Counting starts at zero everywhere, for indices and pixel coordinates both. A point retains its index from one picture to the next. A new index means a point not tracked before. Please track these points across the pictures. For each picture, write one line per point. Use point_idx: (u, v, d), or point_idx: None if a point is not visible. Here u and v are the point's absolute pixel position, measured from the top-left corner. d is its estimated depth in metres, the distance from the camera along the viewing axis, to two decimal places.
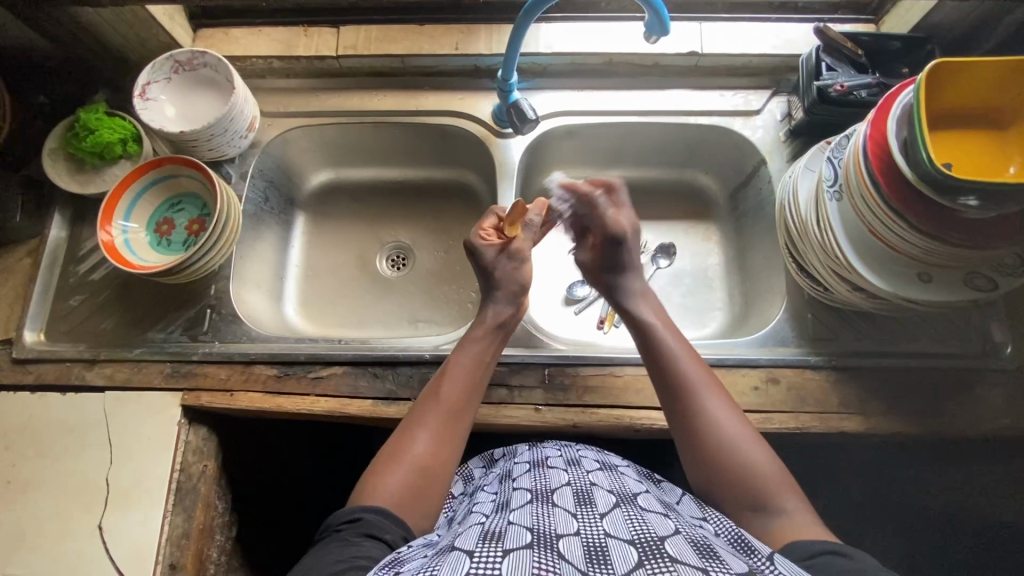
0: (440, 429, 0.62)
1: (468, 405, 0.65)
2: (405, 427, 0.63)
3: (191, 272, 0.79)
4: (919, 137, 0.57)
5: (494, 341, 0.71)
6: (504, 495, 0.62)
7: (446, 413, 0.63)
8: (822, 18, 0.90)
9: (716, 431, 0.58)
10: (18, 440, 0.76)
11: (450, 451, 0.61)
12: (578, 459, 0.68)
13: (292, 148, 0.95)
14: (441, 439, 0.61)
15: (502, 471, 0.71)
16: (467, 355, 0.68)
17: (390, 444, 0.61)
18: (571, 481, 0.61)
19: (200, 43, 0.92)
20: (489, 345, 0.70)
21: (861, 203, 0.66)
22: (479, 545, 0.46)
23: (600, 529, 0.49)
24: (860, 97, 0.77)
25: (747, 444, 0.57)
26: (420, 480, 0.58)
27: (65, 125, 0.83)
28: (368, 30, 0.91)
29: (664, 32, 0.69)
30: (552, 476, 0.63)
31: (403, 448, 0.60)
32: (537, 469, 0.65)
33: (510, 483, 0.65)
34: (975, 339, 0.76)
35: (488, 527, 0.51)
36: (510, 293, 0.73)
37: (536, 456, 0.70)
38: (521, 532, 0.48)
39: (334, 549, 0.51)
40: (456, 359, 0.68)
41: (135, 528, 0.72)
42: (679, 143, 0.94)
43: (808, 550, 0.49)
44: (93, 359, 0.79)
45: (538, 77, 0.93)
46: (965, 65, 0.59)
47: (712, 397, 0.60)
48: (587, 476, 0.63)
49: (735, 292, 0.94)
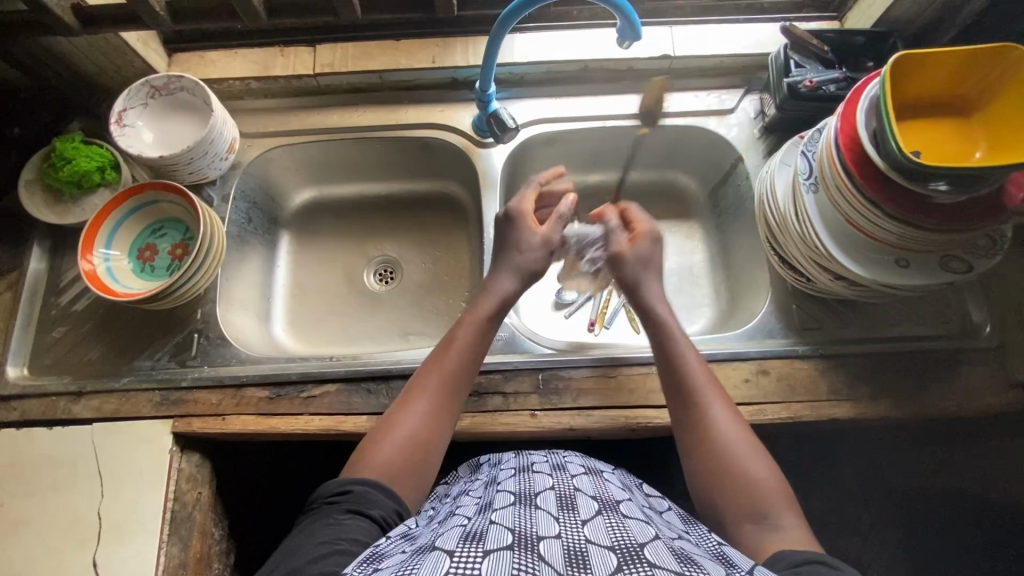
0: (436, 407, 0.62)
1: (461, 383, 0.64)
2: (399, 404, 0.63)
3: (176, 297, 0.78)
4: (888, 128, 0.59)
5: (495, 316, 0.68)
6: (487, 498, 0.61)
7: (441, 391, 0.63)
8: (787, 17, 0.92)
9: (708, 432, 0.59)
10: (5, 478, 0.74)
11: (440, 428, 0.62)
12: (564, 464, 0.67)
13: (274, 168, 0.95)
14: (433, 418, 0.62)
15: (486, 478, 0.70)
16: (470, 333, 0.66)
17: (383, 421, 0.62)
18: (555, 485, 0.60)
19: (176, 68, 0.92)
20: (490, 320, 0.68)
21: (838, 195, 0.68)
22: (458, 545, 0.44)
23: (581, 535, 0.48)
24: (829, 92, 0.79)
25: (751, 465, 0.57)
26: (409, 458, 0.59)
27: (42, 156, 0.82)
28: (344, 47, 0.91)
29: (637, 37, 0.70)
30: (538, 480, 0.62)
31: (396, 424, 0.61)
32: (522, 474, 0.64)
33: (494, 487, 0.64)
34: (955, 320, 0.78)
35: (468, 528, 0.49)
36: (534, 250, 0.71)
37: (523, 461, 0.69)
38: (501, 532, 0.47)
39: (318, 527, 0.51)
40: (456, 336, 0.66)
41: (131, 561, 0.70)
42: (657, 144, 0.95)
43: (793, 560, 0.48)
44: (79, 391, 0.78)
45: (516, 87, 0.94)
46: (927, 56, 0.62)
47: (718, 406, 0.61)
48: (571, 481, 0.62)
49: (720, 288, 0.95)
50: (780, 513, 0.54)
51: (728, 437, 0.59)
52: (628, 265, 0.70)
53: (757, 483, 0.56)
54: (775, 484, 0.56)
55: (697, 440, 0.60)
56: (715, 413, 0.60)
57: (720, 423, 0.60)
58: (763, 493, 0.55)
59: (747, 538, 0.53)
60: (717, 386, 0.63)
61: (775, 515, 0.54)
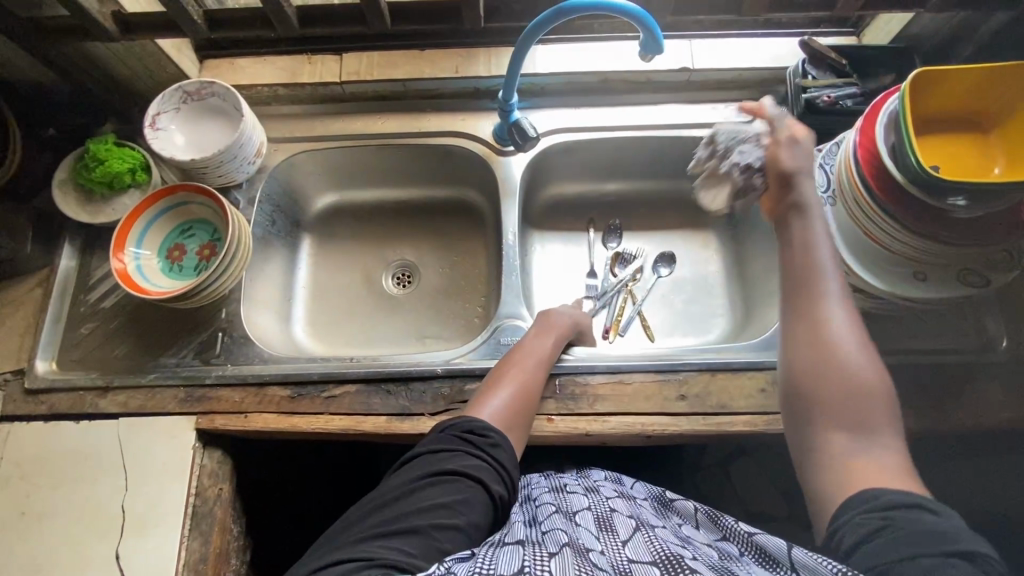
0: (521, 388, 0.71)
1: (540, 377, 0.73)
2: (487, 384, 0.71)
3: (204, 296, 0.80)
4: (907, 142, 0.60)
5: (567, 332, 0.80)
6: (527, 513, 0.65)
7: (525, 378, 0.72)
8: (806, 32, 0.94)
9: (828, 338, 0.55)
10: (32, 469, 0.76)
11: (525, 409, 0.69)
12: (597, 487, 0.69)
13: (298, 172, 0.97)
14: (517, 403, 0.69)
15: (520, 497, 0.72)
16: (546, 340, 0.77)
17: (475, 397, 0.70)
18: (592, 505, 0.63)
19: (206, 73, 0.95)
20: (562, 333, 0.79)
21: (857, 208, 0.68)
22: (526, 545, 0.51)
23: (624, 555, 0.51)
24: (847, 106, 0.80)
25: (860, 368, 0.53)
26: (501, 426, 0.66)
27: (76, 157, 0.84)
28: (371, 57, 0.94)
29: (659, 51, 0.72)
30: (574, 500, 0.65)
31: (490, 396, 0.68)
32: (558, 493, 0.68)
33: (532, 503, 0.68)
34: (972, 334, 0.78)
35: (523, 535, 0.56)
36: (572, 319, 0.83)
37: (556, 483, 0.72)
38: (557, 541, 0.53)
39: (438, 482, 0.56)
40: (536, 338, 0.77)
41: (153, 554, 0.72)
42: (674, 155, 0.97)
43: (883, 503, 0.47)
44: (106, 386, 0.80)
45: (536, 96, 0.95)
46: (947, 72, 0.63)
47: (835, 301, 0.56)
48: (607, 501, 0.64)
49: (735, 298, 0.96)
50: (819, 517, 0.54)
51: (852, 351, 0.54)
52: (793, 155, 0.62)
53: (869, 403, 0.52)
54: (886, 406, 0.52)
55: (817, 345, 0.55)
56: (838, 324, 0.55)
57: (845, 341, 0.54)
58: (872, 411, 0.52)
59: (833, 446, 0.52)
60: (847, 296, 0.57)
61: (880, 434, 0.51)
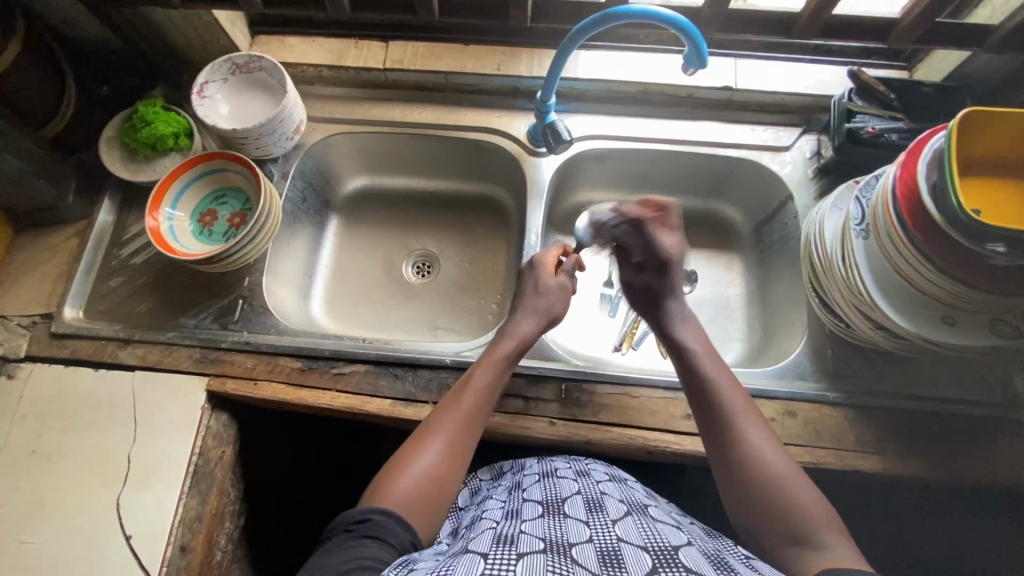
0: (452, 440, 0.64)
1: (479, 422, 0.66)
2: (421, 433, 0.65)
3: (228, 262, 0.82)
4: (949, 180, 0.58)
5: (513, 359, 0.72)
6: (515, 503, 0.63)
7: (459, 426, 0.65)
8: (856, 62, 0.92)
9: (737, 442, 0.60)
10: (49, 410, 0.79)
11: (457, 463, 0.63)
12: (588, 471, 0.69)
13: (333, 153, 0.99)
14: (448, 459, 0.63)
15: (511, 483, 0.71)
16: (488, 371, 0.69)
17: (401, 451, 0.63)
18: (582, 490, 0.62)
19: (256, 48, 0.98)
20: (508, 363, 0.71)
21: (889, 244, 0.67)
22: (493, 548, 0.48)
23: (613, 536, 0.51)
24: (890, 140, 0.78)
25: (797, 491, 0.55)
26: (428, 490, 0.60)
27: (124, 116, 0.87)
28: (415, 47, 0.96)
29: (702, 66, 0.71)
30: (564, 486, 0.64)
31: (418, 455, 0.62)
32: (548, 479, 0.67)
33: (521, 493, 0.66)
34: (998, 387, 0.76)
35: (501, 533, 0.53)
36: (541, 309, 0.76)
37: (546, 467, 0.71)
38: (534, 539, 0.50)
39: (338, 551, 0.52)
40: (480, 371, 0.69)
41: (151, 507, 0.73)
42: (707, 172, 0.96)
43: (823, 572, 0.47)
44: (126, 339, 0.82)
45: (574, 101, 0.96)
46: (1000, 115, 0.61)
47: (752, 426, 0.61)
48: (597, 486, 0.64)
49: (754, 323, 0.94)
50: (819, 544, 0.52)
51: (763, 453, 0.58)
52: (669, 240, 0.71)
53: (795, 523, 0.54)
54: (813, 500, 0.55)
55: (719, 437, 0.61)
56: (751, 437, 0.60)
57: (741, 426, 0.61)
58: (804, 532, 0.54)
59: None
60: (749, 407, 0.63)
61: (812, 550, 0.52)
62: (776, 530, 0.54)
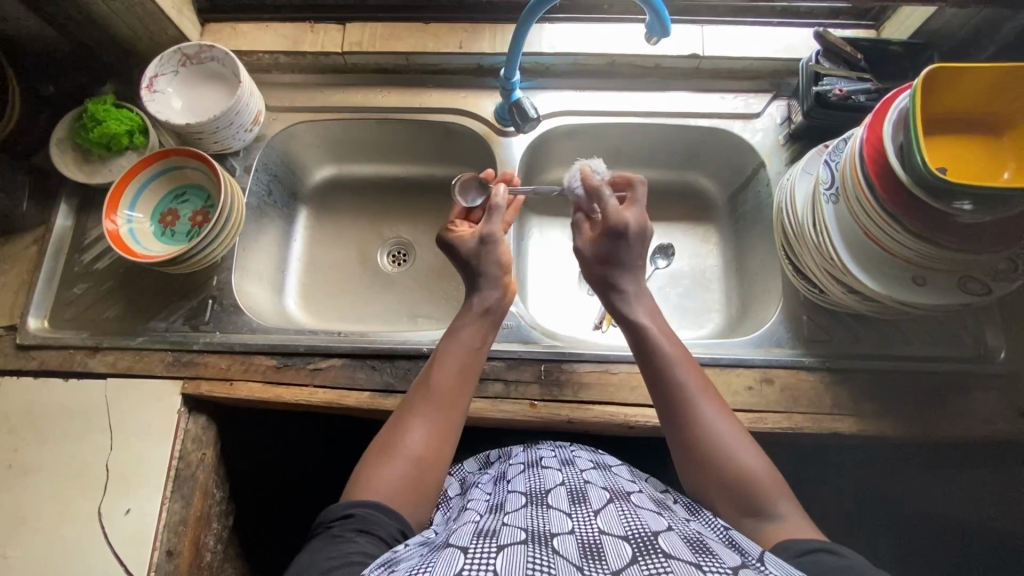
0: (433, 421, 0.63)
1: (458, 399, 0.65)
2: (398, 420, 0.63)
3: (194, 261, 0.80)
4: (914, 141, 0.57)
5: (489, 330, 0.71)
6: (499, 496, 0.63)
7: (435, 408, 0.63)
8: (823, 23, 0.91)
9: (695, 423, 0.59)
10: (21, 423, 0.77)
11: (443, 443, 0.62)
12: (572, 459, 0.69)
13: (296, 143, 0.96)
14: (432, 441, 0.62)
15: (497, 473, 0.71)
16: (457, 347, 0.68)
17: (381, 441, 0.62)
18: (565, 480, 0.62)
19: (208, 37, 0.94)
20: (483, 333, 0.70)
21: (858, 207, 0.66)
22: (473, 542, 0.48)
23: (594, 526, 0.51)
24: (859, 101, 0.77)
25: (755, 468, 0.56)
26: (414, 473, 0.59)
27: (74, 117, 0.84)
28: (373, 28, 0.92)
29: (664, 35, 0.69)
30: (548, 476, 0.64)
31: (398, 440, 0.61)
32: (532, 469, 0.67)
33: (505, 484, 0.66)
34: (970, 343, 0.77)
35: (482, 526, 0.53)
36: (494, 277, 0.71)
37: (531, 456, 0.71)
38: (515, 530, 0.50)
39: (328, 546, 0.52)
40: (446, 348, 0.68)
41: (134, 514, 0.73)
42: (679, 144, 0.94)
43: (802, 550, 0.49)
44: (95, 346, 0.80)
45: (540, 77, 0.93)
46: (960, 71, 0.60)
47: (709, 405, 0.60)
48: (580, 475, 0.64)
49: (732, 293, 0.94)
50: (778, 500, 0.54)
51: (720, 432, 0.58)
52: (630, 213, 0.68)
53: (755, 493, 0.55)
54: (774, 476, 0.56)
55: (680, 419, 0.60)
56: (705, 415, 0.59)
57: (706, 418, 0.59)
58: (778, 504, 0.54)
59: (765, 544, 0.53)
60: (706, 385, 0.62)
61: (778, 511, 0.54)
62: (753, 509, 0.55)
